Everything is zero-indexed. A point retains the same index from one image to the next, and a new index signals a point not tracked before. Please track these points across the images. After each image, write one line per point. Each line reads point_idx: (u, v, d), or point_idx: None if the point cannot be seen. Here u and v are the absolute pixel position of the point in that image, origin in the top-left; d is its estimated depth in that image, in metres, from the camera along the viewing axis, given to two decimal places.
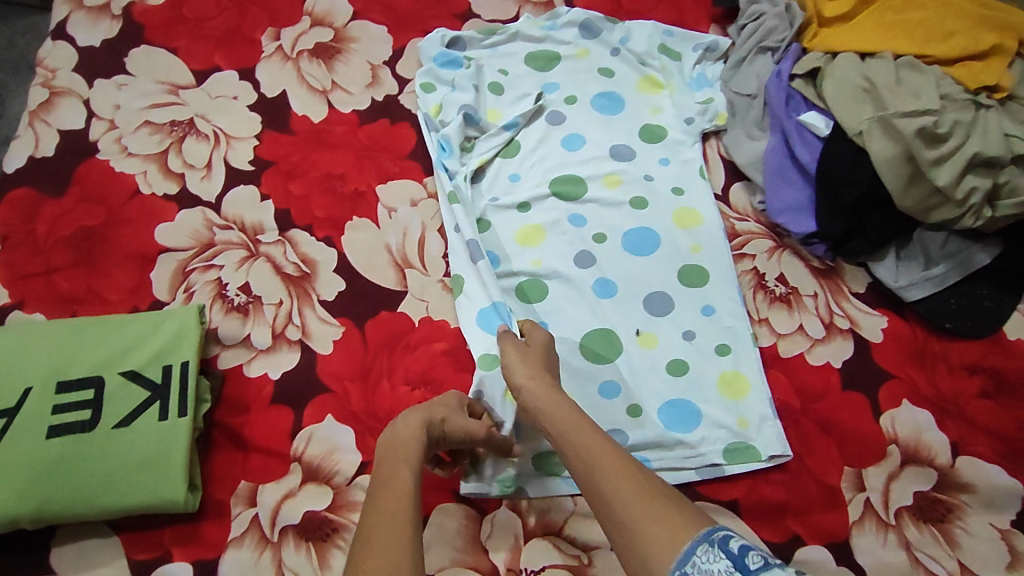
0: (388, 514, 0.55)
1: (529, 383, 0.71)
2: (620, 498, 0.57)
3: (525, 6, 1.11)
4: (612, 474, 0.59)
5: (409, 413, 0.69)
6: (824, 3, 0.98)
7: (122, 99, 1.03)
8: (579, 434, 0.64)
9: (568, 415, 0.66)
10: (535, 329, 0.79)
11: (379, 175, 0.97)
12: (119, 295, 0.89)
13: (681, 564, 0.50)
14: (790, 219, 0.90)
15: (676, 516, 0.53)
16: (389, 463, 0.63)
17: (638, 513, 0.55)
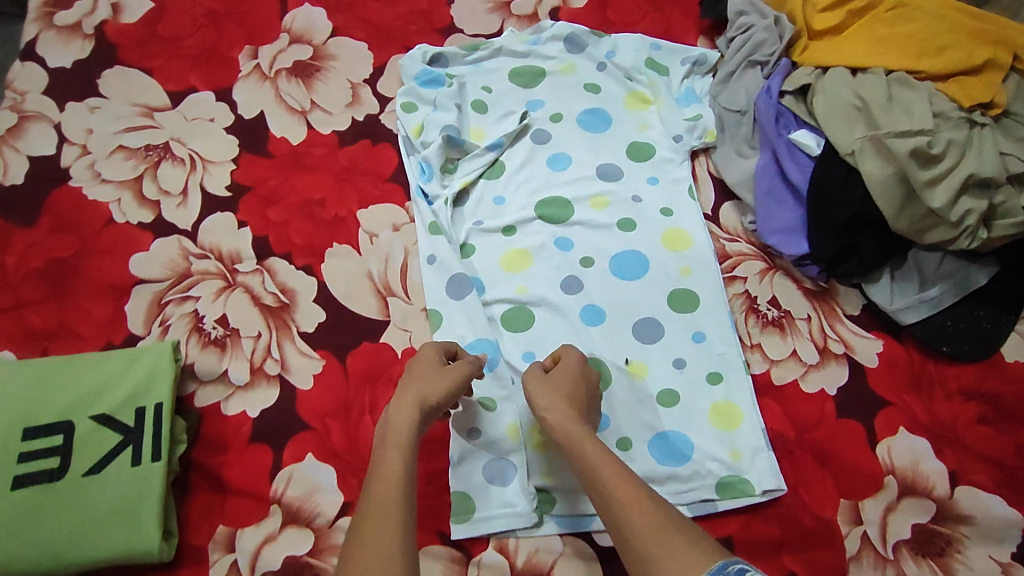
0: (381, 511, 0.59)
1: (549, 414, 0.71)
2: (637, 533, 0.58)
3: (509, 20, 1.08)
4: (631, 509, 0.60)
5: (400, 395, 0.71)
6: (814, 14, 0.95)
7: (95, 122, 0.99)
8: (596, 466, 0.65)
9: (587, 446, 0.67)
10: (568, 353, 0.78)
11: (360, 200, 0.95)
12: (93, 330, 0.87)
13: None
14: (781, 240, 0.88)
15: (695, 552, 0.55)
16: (383, 450, 0.65)
17: (659, 552, 0.56)
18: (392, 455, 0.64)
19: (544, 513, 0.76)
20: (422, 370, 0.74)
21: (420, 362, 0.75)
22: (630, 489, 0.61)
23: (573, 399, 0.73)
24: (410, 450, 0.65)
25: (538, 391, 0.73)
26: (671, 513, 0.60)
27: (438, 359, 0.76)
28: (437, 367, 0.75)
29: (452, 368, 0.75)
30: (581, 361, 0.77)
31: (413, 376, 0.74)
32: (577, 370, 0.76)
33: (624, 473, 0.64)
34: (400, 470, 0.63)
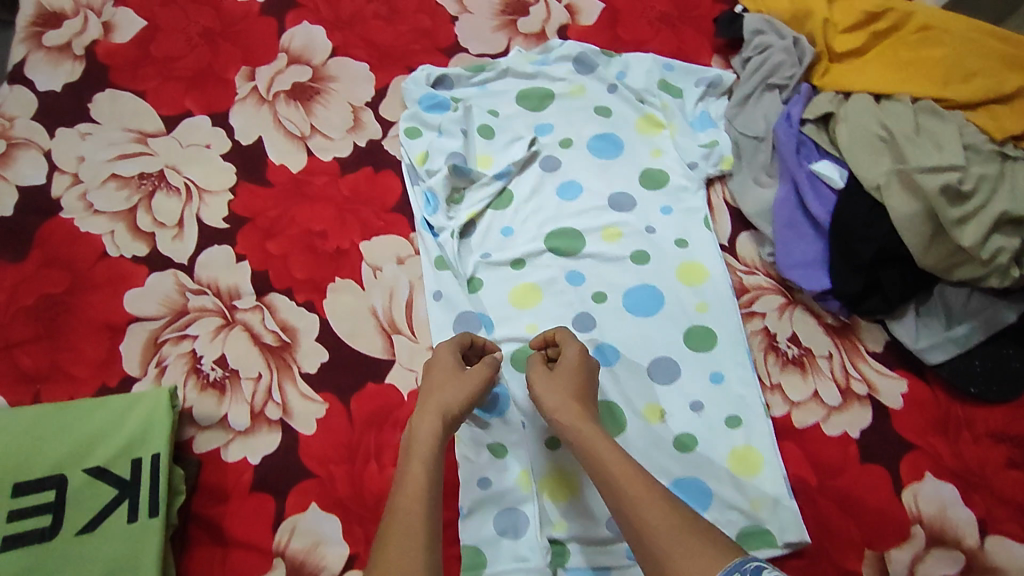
0: (403, 527, 0.59)
1: (560, 416, 0.70)
2: (654, 535, 0.58)
3: (516, 39, 1.04)
4: (646, 510, 0.60)
5: (423, 408, 0.70)
6: (834, 36, 0.92)
7: (86, 150, 0.95)
8: (608, 466, 0.65)
9: (598, 445, 0.67)
10: (570, 344, 0.76)
11: (363, 231, 0.91)
12: (88, 371, 0.83)
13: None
14: (802, 275, 0.85)
15: (711, 551, 0.55)
16: (407, 464, 0.65)
17: (674, 551, 0.56)
18: (416, 470, 0.64)
19: (560, 566, 0.74)
20: (442, 379, 0.73)
21: (440, 371, 0.74)
22: (643, 488, 0.61)
23: (581, 397, 0.71)
24: (435, 465, 0.65)
25: (545, 389, 0.73)
26: (687, 513, 0.60)
27: (457, 365, 0.75)
28: (457, 374, 0.74)
29: (471, 374, 0.74)
30: (584, 353, 0.75)
31: (433, 387, 0.73)
32: (581, 363, 0.74)
33: (639, 474, 0.63)
34: (424, 484, 0.63)
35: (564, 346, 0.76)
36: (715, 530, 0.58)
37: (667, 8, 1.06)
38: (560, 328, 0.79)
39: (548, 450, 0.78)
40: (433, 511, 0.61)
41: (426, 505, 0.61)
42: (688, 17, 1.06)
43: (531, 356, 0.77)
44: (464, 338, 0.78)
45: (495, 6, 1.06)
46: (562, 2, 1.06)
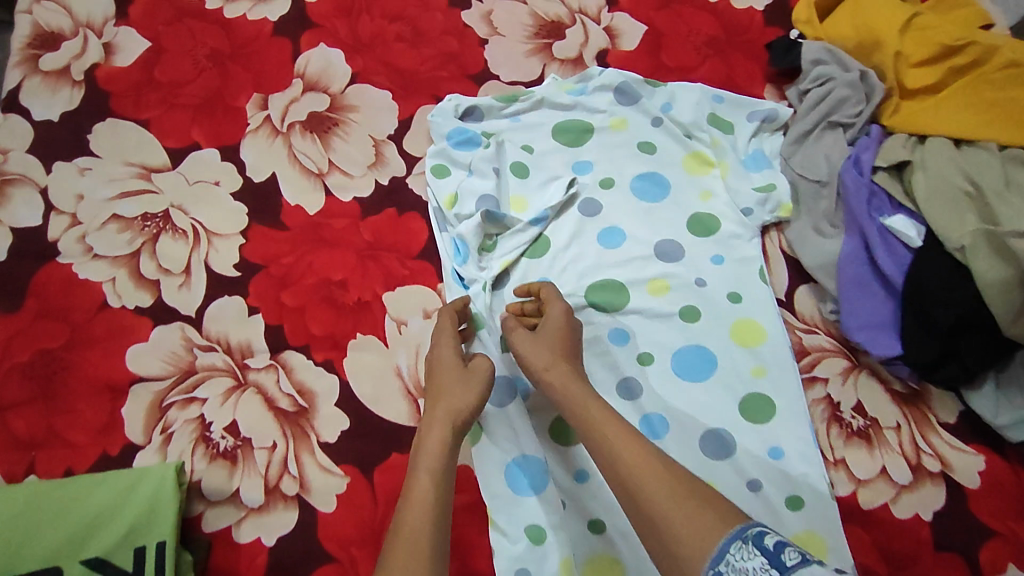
0: (410, 535, 0.57)
1: (551, 376, 0.70)
2: (652, 501, 0.56)
3: (551, 65, 0.96)
4: (643, 477, 0.58)
5: (431, 415, 0.68)
6: (906, 70, 0.84)
7: (85, 186, 0.87)
8: (604, 431, 0.63)
9: (592, 410, 0.66)
10: (555, 303, 0.76)
11: (386, 281, 0.84)
12: (87, 436, 0.76)
13: (714, 562, 0.50)
14: (871, 338, 0.78)
15: (710, 516, 0.53)
16: (414, 472, 0.64)
17: (672, 515, 0.55)
18: (424, 481, 0.62)
19: None
20: (446, 377, 0.71)
21: (443, 370, 0.72)
22: (639, 455, 0.60)
23: (569, 356, 0.72)
24: (444, 475, 0.63)
25: (531, 353, 0.72)
26: (685, 477, 0.58)
27: (459, 361, 0.73)
28: (462, 371, 0.72)
29: (474, 368, 0.72)
30: (569, 311, 0.75)
31: (440, 388, 0.71)
32: (566, 321, 0.74)
33: (636, 439, 0.62)
34: (433, 497, 0.61)
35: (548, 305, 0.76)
36: (715, 493, 0.56)
37: (714, 31, 0.98)
38: (544, 283, 0.79)
39: (592, 533, 0.74)
40: (441, 513, 0.60)
41: (433, 511, 0.60)
42: (738, 42, 0.97)
43: (507, 323, 0.75)
44: (450, 317, 0.76)
45: (528, 27, 0.98)
46: (601, 24, 0.98)
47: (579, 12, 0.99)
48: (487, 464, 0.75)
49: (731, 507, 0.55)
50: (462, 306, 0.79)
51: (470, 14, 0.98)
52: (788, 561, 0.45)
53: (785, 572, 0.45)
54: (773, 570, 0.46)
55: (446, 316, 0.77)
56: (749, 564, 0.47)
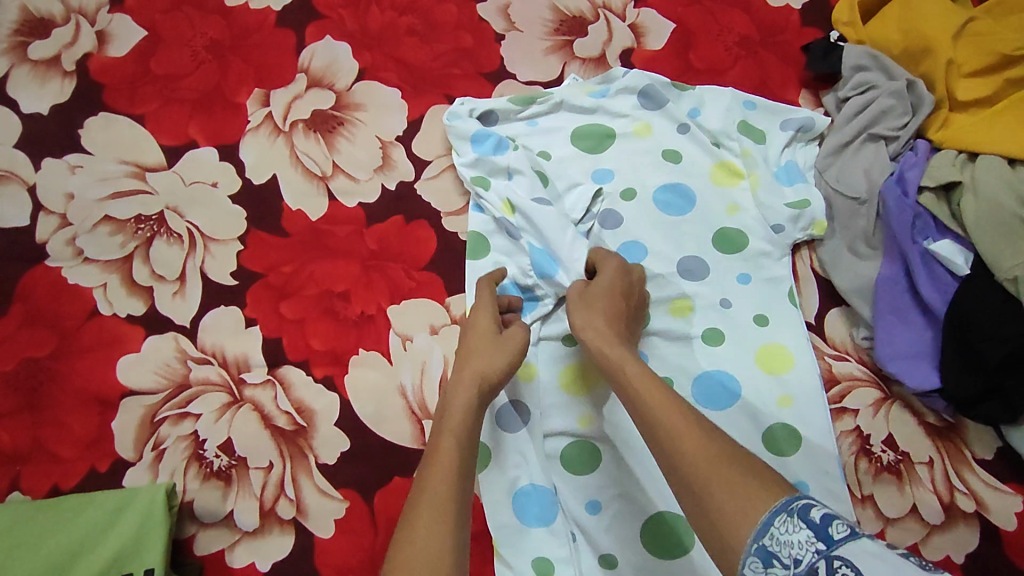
0: (434, 499, 0.54)
1: (586, 324, 0.67)
2: (688, 464, 0.51)
3: (572, 63, 0.90)
4: (680, 440, 0.53)
5: (458, 375, 0.65)
6: (958, 80, 0.79)
7: (76, 185, 0.82)
8: (641, 392, 0.58)
9: (629, 370, 0.61)
10: (607, 261, 0.74)
11: (391, 293, 0.79)
12: (72, 452, 0.72)
13: (758, 535, 0.45)
14: (907, 369, 0.73)
15: (750, 481, 0.48)
16: (439, 435, 0.60)
17: (711, 481, 0.49)
18: (448, 442, 0.58)
19: None
20: (479, 341, 0.68)
21: (476, 334, 0.69)
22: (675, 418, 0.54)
23: (614, 314, 0.68)
24: (467, 439, 0.60)
25: (579, 308, 0.69)
26: (726, 442, 0.52)
27: (492, 327, 0.70)
28: (494, 338, 0.69)
29: (508, 336, 0.69)
30: (623, 269, 0.73)
31: (470, 353, 0.68)
32: (621, 281, 0.72)
33: (672, 402, 0.56)
34: (455, 465, 0.57)
35: (602, 263, 0.74)
36: (757, 461, 0.51)
37: (747, 30, 0.92)
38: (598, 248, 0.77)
39: (602, 569, 0.69)
40: (466, 473, 0.57)
41: (456, 475, 0.56)
42: (772, 42, 0.91)
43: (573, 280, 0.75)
44: (488, 287, 0.74)
45: (548, 22, 0.92)
46: (626, 21, 0.92)
47: (603, 6, 0.92)
48: (493, 492, 0.71)
49: (774, 475, 0.49)
50: (498, 278, 0.76)
51: (487, 7, 0.92)
52: (836, 535, 0.42)
53: (833, 547, 0.42)
54: (820, 544, 0.43)
55: (484, 287, 0.74)
56: (795, 539, 0.44)
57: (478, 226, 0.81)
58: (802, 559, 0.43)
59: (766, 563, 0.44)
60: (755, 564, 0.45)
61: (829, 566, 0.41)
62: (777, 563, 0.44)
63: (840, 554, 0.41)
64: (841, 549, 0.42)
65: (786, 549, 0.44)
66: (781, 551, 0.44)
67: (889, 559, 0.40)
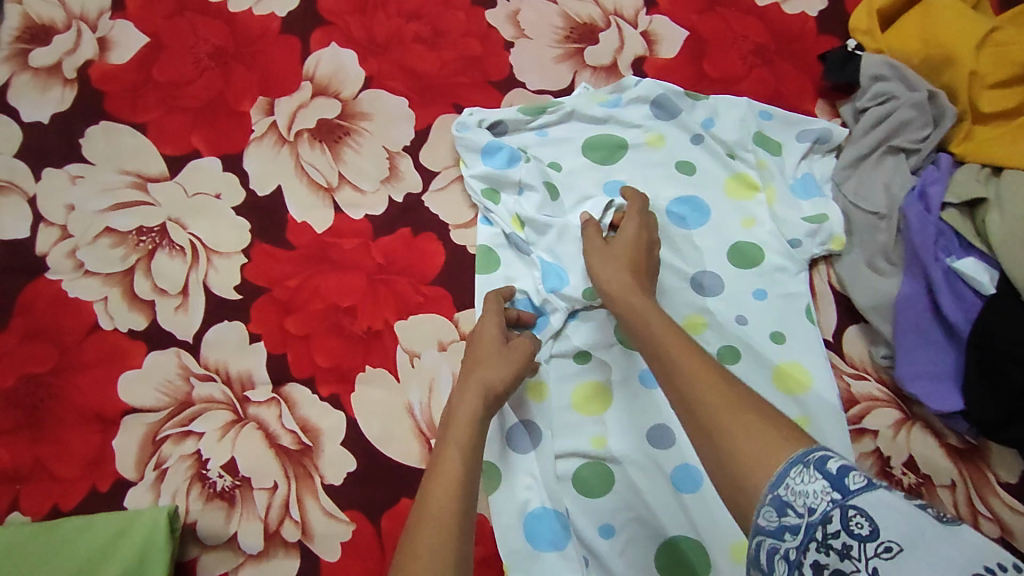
0: (435, 511, 0.53)
1: (608, 274, 0.69)
2: (707, 410, 0.52)
3: (583, 72, 0.88)
4: (698, 384, 0.54)
5: (464, 384, 0.65)
6: (981, 91, 0.77)
7: (77, 196, 0.80)
8: (665, 345, 0.59)
9: (656, 327, 0.62)
10: (631, 218, 0.73)
11: (398, 308, 0.77)
12: (71, 471, 0.70)
13: (773, 486, 0.45)
14: (929, 390, 0.71)
15: (768, 428, 0.48)
16: (443, 446, 0.59)
17: (724, 420, 0.50)
18: (452, 457, 0.58)
19: None
20: (484, 351, 0.68)
21: (481, 344, 0.69)
22: (695, 363, 0.56)
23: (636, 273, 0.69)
24: (472, 450, 0.59)
25: (600, 261, 0.71)
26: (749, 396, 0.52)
27: (499, 336, 0.69)
28: (500, 348, 0.68)
29: (513, 348, 0.68)
30: (646, 226, 0.73)
31: (476, 362, 0.67)
32: (639, 236, 0.72)
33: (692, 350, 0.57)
34: (460, 473, 0.56)
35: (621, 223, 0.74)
36: (779, 411, 0.50)
37: (762, 38, 0.90)
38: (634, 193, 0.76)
39: None
40: (469, 485, 0.56)
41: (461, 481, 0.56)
42: (787, 51, 0.89)
43: (586, 226, 0.74)
44: (496, 300, 0.73)
45: (558, 30, 0.90)
46: (638, 28, 0.90)
47: (615, 13, 0.90)
48: (504, 515, 0.69)
49: (792, 424, 0.49)
50: (508, 293, 0.75)
51: (495, 14, 0.90)
52: (853, 485, 0.42)
53: (849, 497, 0.42)
54: (836, 494, 0.42)
55: (491, 299, 0.73)
56: (811, 489, 0.43)
57: (488, 241, 0.80)
58: (817, 508, 0.42)
59: (780, 511, 0.44)
60: (769, 512, 0.44)
61: (843, 514, 0.41)
62: (791, 512, 0.43)
63: (855, 503, 0.41)
64: (857, 498, 0.41)
65: (801, 499, 0.43)
66: (795, 500, 0.44)
67: (902, 507, 0.40)
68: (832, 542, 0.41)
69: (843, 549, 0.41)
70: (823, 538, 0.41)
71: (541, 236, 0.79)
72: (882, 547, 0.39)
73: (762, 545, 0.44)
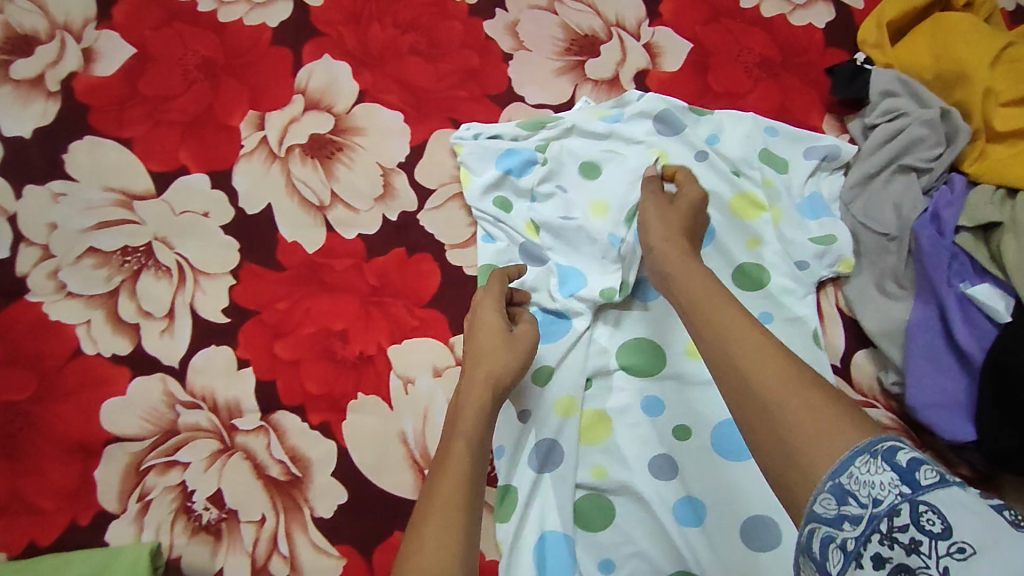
0: (443, 504, 0.51)
1: (664, 248, 0.64)
2: (766, 386, 0.47)
3: (584, 85, 0.86)
4: (754, 359, 0.49)
5: (470, 379, 0.63)
6: (996, 109, 0.75)
7: (59, 214, 0.78)
8: (713, 311, 0.54)
9: (701, 296, 0.56)
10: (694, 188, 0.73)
11: (392, 331, 0.74)
12: (50, 505, 0.67)
13: (834, 474, 0.41)
14: (941, 419, 0.68)
15: (834, 409, 0.44)
16: (450, 439, 0.58)
17: (782, 401, 0.45)
18: (459, 450, 0.56)
19: None
20: (488, 341, 0.66)
21: (486, 333, 0.66)
22: (750, 333, 0.51)
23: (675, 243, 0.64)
24: (480, 443, 0.58)
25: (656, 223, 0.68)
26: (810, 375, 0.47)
27: (504, 325, 0.67)
28: (505, 336, 0.66)
29: (518, 336, 0.67)
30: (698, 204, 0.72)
31: (482, 353, 0.65)
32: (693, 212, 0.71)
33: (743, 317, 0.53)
34: (468, 466, 0.55)
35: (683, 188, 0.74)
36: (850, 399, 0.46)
37: (768, 51, 0.87)
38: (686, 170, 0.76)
39: None
40: (478, 478, 0.54)
41: (467, 478, 0.54)
42: (794, 64, 0.87)
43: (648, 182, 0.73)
44: (499, 280, 0.71)
45: (558, 42, 0.87)
46: (640, 40, 0.87)
47: (616, 25, 0.88)
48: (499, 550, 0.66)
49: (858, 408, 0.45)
50: (514, 273, 0.74)
51: (494, 25, 0.87)
52: (924, 481, 0.38)
53: (920, 492, 0.38)
54: (905, 488, 0.39)
55: (494, 283, 0.71)
56: (877, 480, 0.40)
57: (484, 260, 0.77)
58: (883, 500, 0.39)
59: (841, 501, 0.40)
60: (828, 501, 0.41)
61: (912, 510, 0.38)
62: (853, 502, 0.40)
63: (927, 499, 0.37)
64: (929, 495, 0.38)
65: (866, 489, 0.40)
66: (859, 490, 0.40)
67: (981, 510, 0.36)
68: (898, 536, 0.37)
69: (911, 544, 0.37)
70: (887, 531, 0.38)
71: (559, 241, 0.77)
72: (955, 547, 0.35)
73: (816, 532, 0.41)
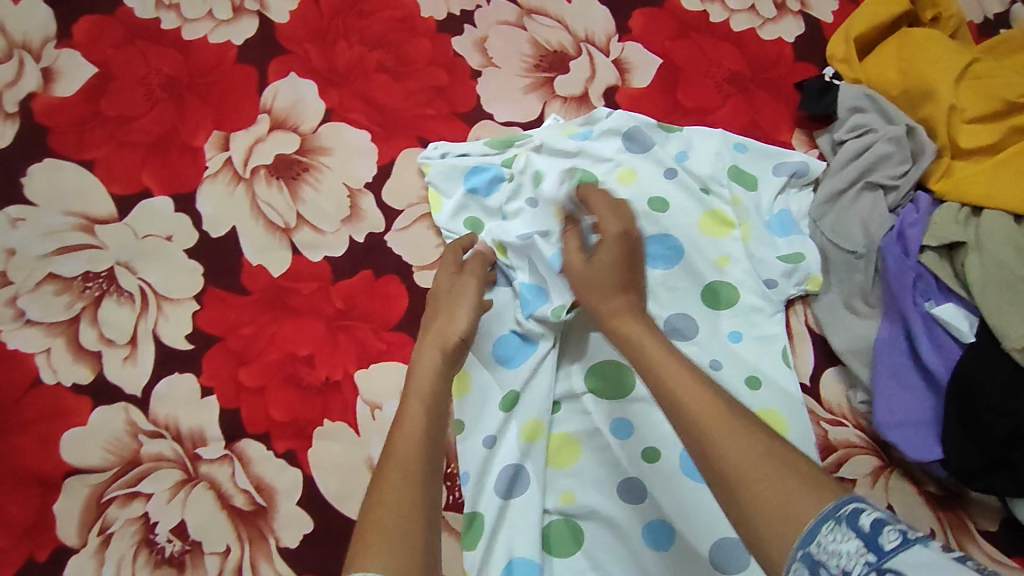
0: (402, 453, 0.53)
1: (609, 320, 0.61)
2: (717, 454, 0.46)
3: (553, 103, 0.85)
4: (697, 420, 0.48)
5: (421, 345, 0.66)
6: (960, 126, 0.76)
7: (17, 240, 0.76)
8: (661, 374, 0.53)
9: (647, 346, 0.56)
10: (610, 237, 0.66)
11: (358, 355, 0.74)
12: (7, 540, 0.66)
13: (804, 541, 0.40)
14: (908, 438, 0.68)
15: (767, 452, 0.45)
16: (405, 399, 0.59)
17: (743, 474, 0.44)
18: (414, 406, 0.58)
19: None
20: (442, 303, 0.70)
21: (441, 297, 0.71)
22: (692, 391, 0.50)
23: (628, 286, 0.63)
24: (435, 396, 0.60)
25: (586, 289, 0.64)
26: (759, 431, 0.47)
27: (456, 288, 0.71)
28: (458, 295, 0.70)
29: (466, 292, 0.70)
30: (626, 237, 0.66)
31: (436, 316, 0.69)
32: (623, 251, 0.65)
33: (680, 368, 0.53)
34: (423, 416, 0.57)
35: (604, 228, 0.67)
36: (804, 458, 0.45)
37: (738, 66, 0.87)
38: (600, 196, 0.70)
39: None
40: (434, 422, 0.57)
41: (426, 423, 0.56)
42: (763, 79, 0.87)
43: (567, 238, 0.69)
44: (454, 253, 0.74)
45: (527, 58, 0.86)
46: (610, 56, 0.87)
47: (586, 40, 0.87)
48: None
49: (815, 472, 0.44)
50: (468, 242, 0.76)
51: (462, 41, 0.87)
52: (887, 544, 0.37)
53: (884, 559, 0.36)
54: (871, 556, 0.37)
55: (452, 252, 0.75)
56: (844, 549, 0.38)
57: None
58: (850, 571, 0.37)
59: (812, 571, 0.39)
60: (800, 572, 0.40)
61: None
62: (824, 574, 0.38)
63: (892, 566, 0.36)
64: (893, 560, 0.36)
65: (833, 559, 0.38)
66: (828, 560, 0.38)
67: (943, 566, 0.34)
68: None
69: None
70: None
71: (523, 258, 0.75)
72: None
73: None
